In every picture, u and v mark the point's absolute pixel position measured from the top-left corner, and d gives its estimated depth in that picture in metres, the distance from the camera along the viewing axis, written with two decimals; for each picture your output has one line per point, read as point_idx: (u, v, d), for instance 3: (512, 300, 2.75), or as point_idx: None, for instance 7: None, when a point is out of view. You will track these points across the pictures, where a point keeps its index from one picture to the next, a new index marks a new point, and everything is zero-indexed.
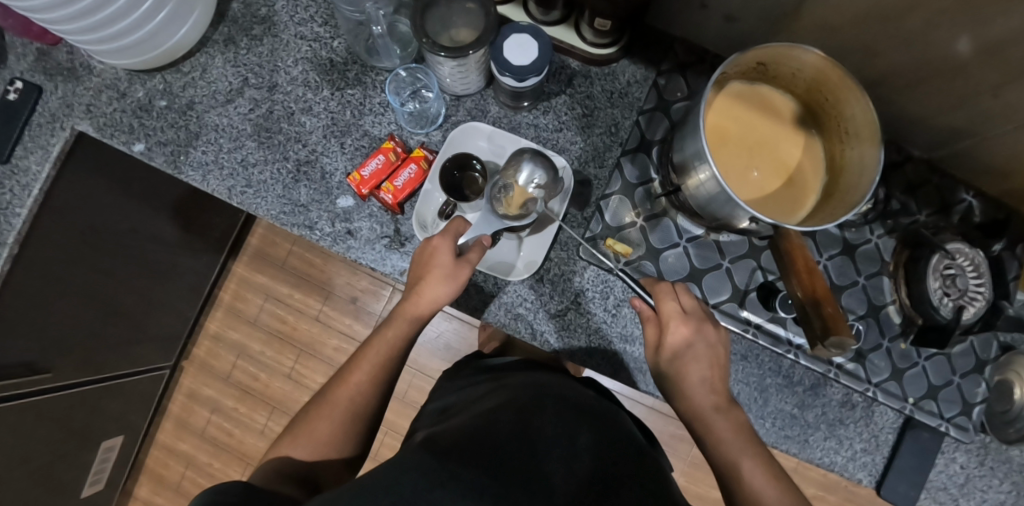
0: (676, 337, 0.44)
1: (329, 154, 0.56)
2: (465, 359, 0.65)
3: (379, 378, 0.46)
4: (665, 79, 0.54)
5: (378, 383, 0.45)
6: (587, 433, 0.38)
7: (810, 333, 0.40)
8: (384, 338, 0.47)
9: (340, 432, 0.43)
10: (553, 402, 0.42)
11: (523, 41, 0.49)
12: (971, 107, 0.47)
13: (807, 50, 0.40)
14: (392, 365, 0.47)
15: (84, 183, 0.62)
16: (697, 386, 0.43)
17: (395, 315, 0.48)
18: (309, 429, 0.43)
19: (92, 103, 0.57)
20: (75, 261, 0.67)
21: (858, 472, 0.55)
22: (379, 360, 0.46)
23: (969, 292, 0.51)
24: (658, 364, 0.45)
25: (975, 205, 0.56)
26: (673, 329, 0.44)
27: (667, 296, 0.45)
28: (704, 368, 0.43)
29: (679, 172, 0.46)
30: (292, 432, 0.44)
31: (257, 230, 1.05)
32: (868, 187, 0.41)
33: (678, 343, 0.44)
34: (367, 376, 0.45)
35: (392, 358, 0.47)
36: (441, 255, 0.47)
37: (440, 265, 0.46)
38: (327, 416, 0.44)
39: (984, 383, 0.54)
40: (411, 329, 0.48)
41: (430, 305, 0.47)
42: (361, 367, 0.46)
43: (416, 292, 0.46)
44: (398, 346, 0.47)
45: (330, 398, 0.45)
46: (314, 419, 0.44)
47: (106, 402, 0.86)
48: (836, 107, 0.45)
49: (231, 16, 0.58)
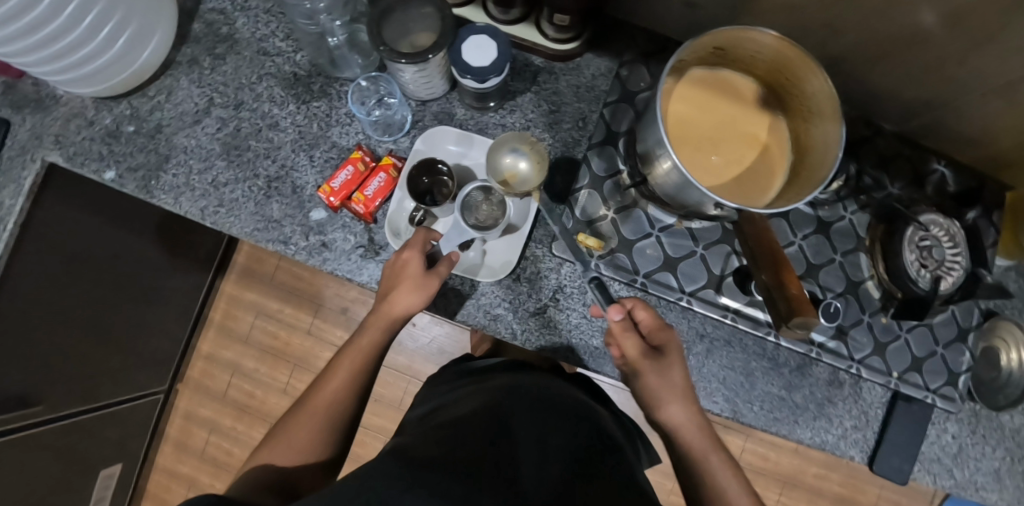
0: (671, 347, 0.46)
1: (299, 169, 0.56)
2: (452, 361, 0.65)
3: (357, 383, 0.46)
4: (627, 69, 0.54)
5: (355, 390, 0.46)
6: (560, 434, 0.38)
7: (776, 314, 0.40)
8: (359, 346, 0.47)
9: (321, 438, 0.44)
10: (532, 403, 0.42)
11: (481, 42, 0.48)
12: (938, 76, 0.47)
13: (761, 31, 0.40)
14: (368, 369, 0.47)
15: (60, 212, 0.62)
16: (674, 397, 0.45)
17: (371, 321, 0.48)
18: (288, 436, 0.43)
19: (61, 133, 0.57)
20: (58, 291, 0.67)
21: (851, 449, 0.54)
22: (356, 365, 0.46)
23: (947, 263, 0.51)
24: (649, 377, 0.45)
25: (947, 175, 0.56)
26: (663, 334, 0.47)
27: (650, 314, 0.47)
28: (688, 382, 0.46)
29: (644, 162, 0.46)
30: (271, 440, 0.44)
31: (242, 248, 1.05)
32: (833, 164, 0.41)
33: (668, 347, 0.46)
34: (341, 384, 0.45)
35: (369, 363, 0.47)
36: (413, 264, 0.47)
37: (410, 273, 0.47)
38: (306, 423, 0.44)
39: (968, 351, 0.54)
40: (385, 330, 0.48)
41: (403, 312, 0.47)
42: (337, 376, 0.46)
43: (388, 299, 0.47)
44: (372, 353, 0.47)
45: (309, 404, 0.45)
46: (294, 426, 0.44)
47: (102, 430, 0.85)
48: (796, 86, 0.45)
49: (193, 37, 0.58)
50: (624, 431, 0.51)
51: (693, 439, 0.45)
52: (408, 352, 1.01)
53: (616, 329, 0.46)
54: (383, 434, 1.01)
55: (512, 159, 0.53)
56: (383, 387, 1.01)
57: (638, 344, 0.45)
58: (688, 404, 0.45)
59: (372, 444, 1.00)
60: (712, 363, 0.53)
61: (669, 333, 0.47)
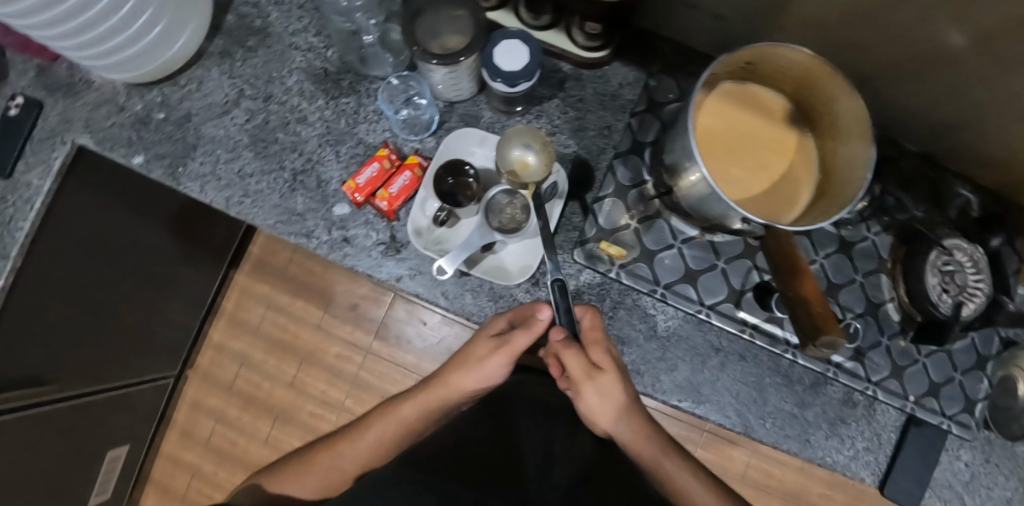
0: (610, 364, 0.45)
1: (324, 163, 0.57)
2: None
3: (379, 449, 0.56)
4: (656, 80, 0.55)
5: (383, 448, 0.56)
6: (556, 443, 0.48)
7: (802, 332, 0.40)
8: (409, 404, 0.55)
9: (335, 479, 0.57)
10: (534, 409, 0.52)
11: (513, 46, 0.49)
12: (967, 100, 0.47)
13: (793, 48, 0.40)
14: (393, 444, 0.56)
15: (84, 196, 0.63)
16: (613, 417, 0.45)
17: (415, 397, 0.55)
18: (319, 462, 0.57)
19: (91, 117, 0.58)
20: (77, 274, 0.67)
21: (862, 470, 0.54)
22: (387, 436, 0.55)
23: (969, 288, 0.51)
24: (587, 396, 0.45)
25: (972, 200, 0.55)
26: (595, 354, 0.45)
27: (598, 324, 0.47)
28: (632, 397, 0.46)
29: (671, 173, 0.46)
30: (306, 459, 0.59)
31: (257, 239, 1.06)
32: (860, 184, 0.41)
33: (604, 365, 0.45)
34: (375, 438, 0.56)
35: (397, 440, 0.55)
36: (483, 340, 0.50)
37: (479, 347, 0.50)
38: (331, 459, 0.57)
39: (986, 379, 0.54)
40: (429, 408, 0.54)
41: (460, 388, 0.52)
42: (374, 428, 0.56)
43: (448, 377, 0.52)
44: (423, 411, 0.54)
45: (344, 441, 0.57)
46: (323, 454, 0.57)
47: (110, 413, 0.86)
48: (825, 104, 0.45)
49: (226, 29, 0.59)
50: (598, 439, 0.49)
51: (647, 449, 0.46)
52: (416, 350, 1.01)
53: (557, 347, 0.46)
54: None
55: (523, 152, 0.50)
56: (390, 384, 1.02)
57: (580, 359, 0.45)
58: (632, 420, 0.46)
59: None
60: (726, 376, 0.53)
61: (599, 351, 0.45)
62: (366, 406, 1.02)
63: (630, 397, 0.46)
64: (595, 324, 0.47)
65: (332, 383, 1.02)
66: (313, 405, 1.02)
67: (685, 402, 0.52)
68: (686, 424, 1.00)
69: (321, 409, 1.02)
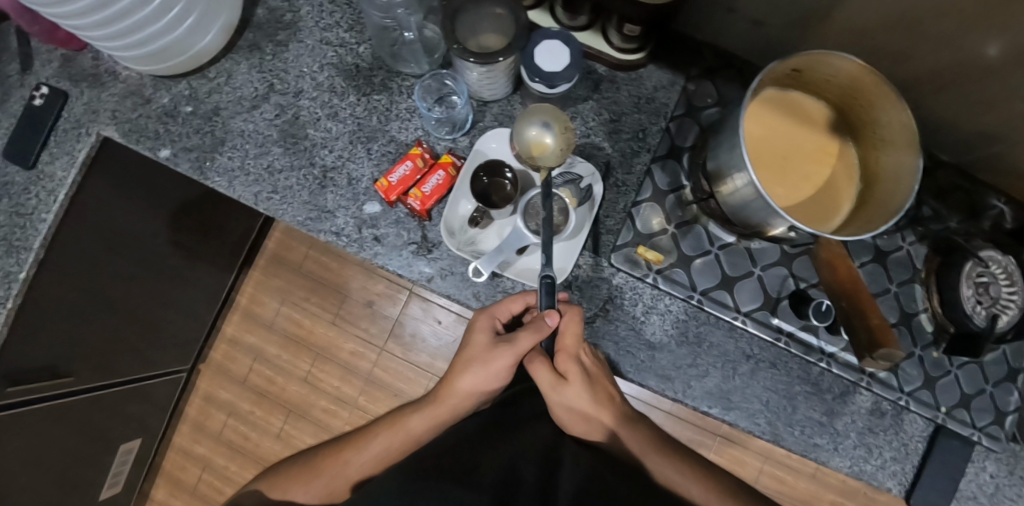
0: (577, 376, 0.48)
1: (355, 160, 0.56)
2: None
3: (383, 460, 0.55)
4: (694, 84, 0.54)
5: (387, 460, 0.55)
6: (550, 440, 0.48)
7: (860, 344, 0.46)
8: (418, 414, 0.54)
9: (337, 487, 0.56)
10: (536, 412, 0.53)
11: (553, 47, 0.49)
12: (1006, 113, 0.47)
13: (845, 57, 0.39)
14: (399, 454, 0.55)
15: (108, 188, 0.62)
16: (587, 421, 0.49)
17: (427, 409, 0.54)
18: (322, 467, 0.57)
19: (117, 109, 0.57)
20: (97, 266, 0.66)
21: (888, 480, 0.53)
22: (393, 447, 0.54)
23: (1002, 301, 0.50)
24: (556, 404, 0.49)
25: (1006, 213, 0.55)
26: (564, 364, 0.48)
27: (575, 328, 0.48)
28: (604, 400, 0.49)
29: (712, 179, 0.47)
30: (312, 463, 0.58)
31: (273, 233, 1.05)
32: (907, 195, 0.41)
33: (572, 375, 0.48)
34: (381, 449, 0.55)
35: (404, 451, 0.54)
36: (482, 337, 0.49)
37: (478, 345, 0.49)
38: (335, 466, 0.56)
39: (1017, 391, 0.53)
40: (439, 419, 0.53)
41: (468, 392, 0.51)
42: (381, 439, 0.55)
43: (453, 382, 0.51)
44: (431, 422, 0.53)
45: (350, 450, 0.57)
46: (329, 462, 0.57)
47: (124, 405, 0.85)
48: (871, 114, 0.44)
49: (256, 22, 0.58)
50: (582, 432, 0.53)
51: (630, 439, 0.50)
52: (430, 350, 1.01)
53: (526, 359, 0.51)
54: None
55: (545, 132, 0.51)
56: (403, 383, 1.01)
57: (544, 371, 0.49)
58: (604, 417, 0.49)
59: None
60: (756, 384, 0.53)
61: (568, 362, 0.48)
62: (378, 404, 1.01)
63: (597, 401, 0.49)
64: (567, 331, 0.48)
65: (345, 379, 1.02)
66: (326, 401, 1.02)
67: (715, 408, 0.52)
68: (699, 429, 1.00)
69: (334, 406, 1.01)
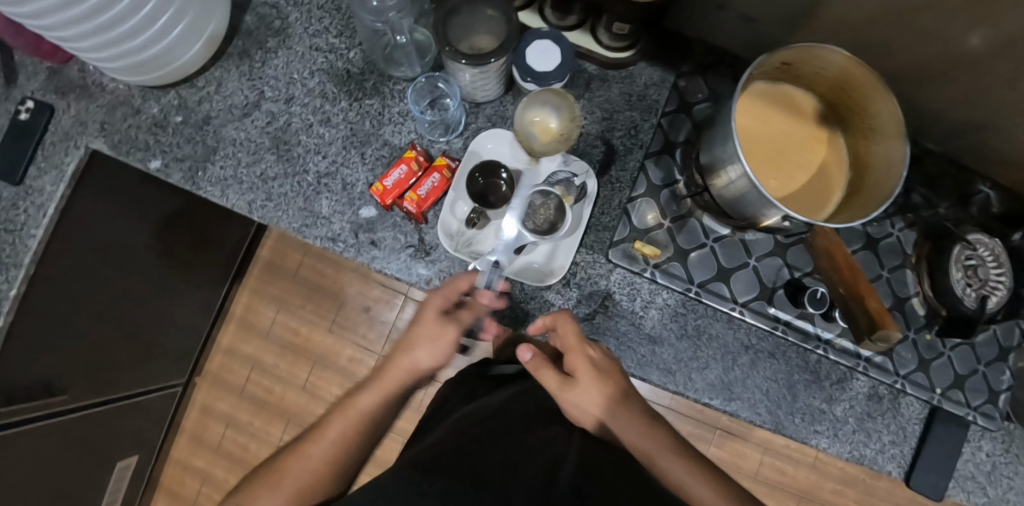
0: (584, 371, 0.47)
1: (349, 166, 0.56)
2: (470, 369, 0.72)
3: (349, 442, 0.47)
4: (686, 80, 0.55)
5: (352, 442, 0.47)
6: (558, 436, 0.47)
7: (858, 327, 0.48)
8: (374, 389, 0.48)
9: (303, 487, 0.44)
10: (541, 406, 0.52)
11: (546, 47, 0.49)
12: (989, 99, 0.48)
13: (833, 50, 0.40)
14: (359, 436, 0.47)
15: (99, 202, 0.62)
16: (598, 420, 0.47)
17: (375, 382, 0.48)
18: (277, 476, 0.45)
19: (107, 121, 0.56)
20: (89, 281, 0.65)
21: (888, 464, 0.54)
22: (351, 429, 0.47)
23: (991, 282, 0.52)
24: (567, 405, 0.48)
25: (992, 196, 0.56)
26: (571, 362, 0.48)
27: (570, 327, 0.48)
28: (615, 397, 0.48)
29: (706, 172, 0.47)
30: (262, 478, 0.46)
31: (266, 241, 1.04)
32: (896, 182, 0.41)
33: (580, 371, 0.48)
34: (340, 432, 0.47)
35: (365, 432, 0.47)
36: (430, 318, 0.48)
37: (427, 327, 0.48)
38: (295, 467, 0.45)
39: (1009, 370, 0.55)
40: (392, 389, 0.48)
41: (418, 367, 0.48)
42: (336, 424, 0.47)
43: (396, 357, 0.48)
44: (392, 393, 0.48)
45: (295, 452, 0.46)
46: (281, 468, 0.46)
47: (120, 421, 0.84)
48: (859, 104, 0.45)
49: (245, 29, 0.58)
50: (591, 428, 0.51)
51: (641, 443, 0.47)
52: None
53: (531, 367, 0.49)
54: (397, 433, 1.01)
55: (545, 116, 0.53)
56: None
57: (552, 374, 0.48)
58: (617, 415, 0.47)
59: (388, 443, 1.00)
60: (756, 374, 0.53)
61: (574, 358, 0.48)
62: None
63: (608, 397, 0.47)
64: (565, 332, 0.48)
65: (344, 386, 1.01)
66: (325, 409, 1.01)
67: (716, 400, 0.53)
68: (699, 423, 1.01)
69: None
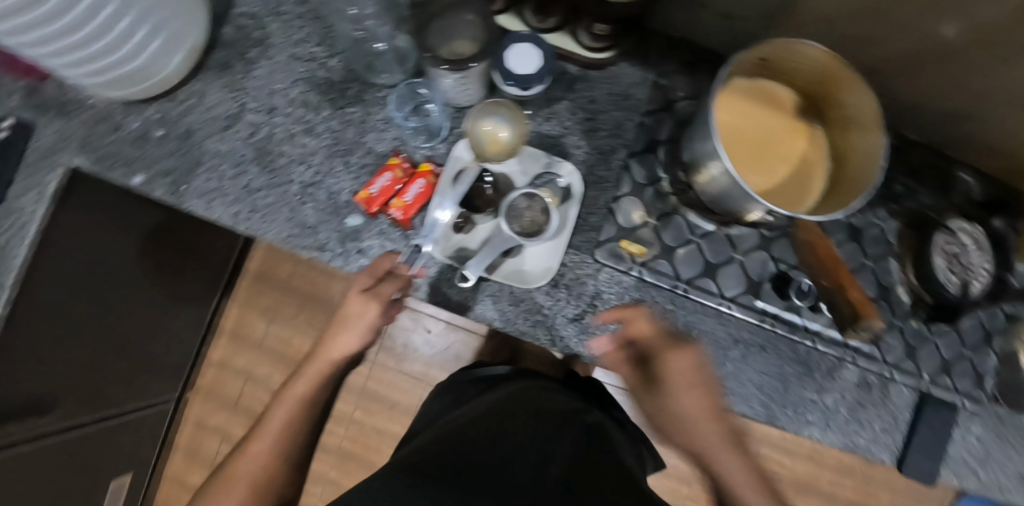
0: (688, 368, 0.51)
1: (333, 175, 0.56)
2: (454, 375, 0.72)
3: (290, 431, 0.56)
4: (667, 79, 0.55)
5: (293, 428, 0.57)
6: (546, 436, 0.48)
7: (842, 317, 0.51)
8: (305, 379, 0.57)
9: (257, 478, 0.56)
10: (527, 407, 0.53)
11: (525, 50, 0.49)
12: (966, 89, 0.48)
13: (809, 45, 0.41)
14: (299, 423, 0.57)
15: (82, 220, 0.61)
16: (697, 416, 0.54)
17: (304, 373, 0.58)
18: (237, 471, 0.56)
19: (88, 137, 0.56)
20: (74, 299, 0.64)
21: (881, 452, 0.54)
22: (292, 419, 0.57)
23: (973, 266, 0.53)
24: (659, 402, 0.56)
25: (972, 184, 0.57)
26: (671, 361, 0.51)
27: (648, 326, 0.50)
28: (710, 402, 0.53)
29: (689, 170, 0.48)
30: (224, 475, 0.57)
31: (255, 253, 1.03)
32: (876, 174, 0.42)
33: (676, 370, 0.51)
34: (280, 424, 0.56)
35: (304, 417, 0.57)
36: (354, 298, 0.55)
37: (349, 313, 0.56)
38: (248, 461, 0.56)
39: (994, 354, 0.55)
40: (319, 378, 0.58)
41: (342, 352, 0.57)
42: (278, 415, 0.57)
43: (326, 347, 0.58)
44: (323, 383, 0.58)
45: (246, 450, 0.57)
46: (239, 465, 0.56)
47: (113, 439, 0.83)
48: (838, 97, 0.46)
49: (224, 41, 0.58)
50: (586, 427, 0.52)
51: (708, 436, 0.56)
52: (424, 359, 1.01)
53: (608, 361, 0.53)
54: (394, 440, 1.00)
55: (494, 126, 0.54)
56: (399, 394, 1.01)
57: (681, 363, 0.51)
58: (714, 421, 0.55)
59: (386, 451, 1.00)
60: (748, 368, 0.53)
61: (673, 359, 0.51)
62: (375, 417, 1.01)
63: (702, 403, 0.53)
64: (640, 330, 0.50)
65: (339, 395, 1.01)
66: None
67: (709, 395, 0.52)
68: None
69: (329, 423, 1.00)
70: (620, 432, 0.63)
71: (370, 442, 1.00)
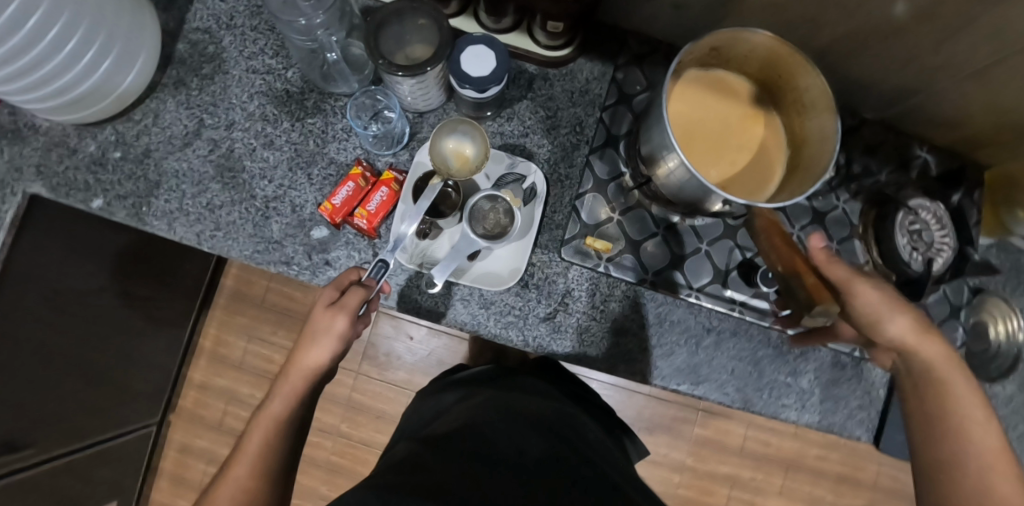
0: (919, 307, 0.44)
1: (296, 187, 0.55)
2: (440, 375, 0.73)
3: (269, 456, 0.45)
4: (623, 72, 0.55)
5: (277, 453, 0.46)
6: (532, 442, 0.47)
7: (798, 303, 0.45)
8: (280, 397, 0.48)
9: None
10: (508, 412, 0.51)
11: (479, 52, 0.49)
12: (918, 65, 0.49)
13: (756, 31, 0.41)
14: (282, 446, 0.46)
15: (45, 249, 0.59)
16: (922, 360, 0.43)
17: (278, 390, 0.49)
18: None
19: (43, 163, 0.54)
20: (42, 329, 0.63)
21: (857, 429, 0.55)
22: (274, 443, 0.46)
23: (936, 244, 0.53)
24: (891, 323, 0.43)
25: (931, 160, 0.58)
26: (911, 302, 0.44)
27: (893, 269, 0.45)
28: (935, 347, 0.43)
29: (648, 163, 0.48)
30: None
31: (230, 270, 1.03)
32: (830, 156, 0.42)
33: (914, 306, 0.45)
34: (259, 449, 0.45)
35: (285, 440, 0.47)
36: (319, 312, 0.48)
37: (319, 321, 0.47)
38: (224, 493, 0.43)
39: (962, 327, 0.56)
40: (298, 390, 0.49)
41: (317, 363, 0.49)
42: (253, 441, 0.46)
43: (299, 357, 0.49)
44: (301, 400, 0.49)
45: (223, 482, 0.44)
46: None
47: (95, 469, 0.81)
48: (789, 82, 0.46)
49: (178, 58, 0.57)
50: (568, 432, 0.51)
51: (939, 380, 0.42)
52: (407, 366, 1.00)
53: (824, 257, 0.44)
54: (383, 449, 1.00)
55: (456, 143, 0.54)
56: (385, 403, 1.00)
57: (856, 330, 0.46)
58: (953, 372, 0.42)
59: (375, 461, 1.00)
60: (721, 354, 0.54)
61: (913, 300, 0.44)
62: (362, 428, 1.00)
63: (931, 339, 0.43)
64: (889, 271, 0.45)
65: (324, 408, 1.00)
66: None
67: (684, 385, 0.53)
68: (681, 405, 1.02)
69: (317, 437, 0.99)
70: (602, 431, 0.63)
71: (359, 453, 0.99)
